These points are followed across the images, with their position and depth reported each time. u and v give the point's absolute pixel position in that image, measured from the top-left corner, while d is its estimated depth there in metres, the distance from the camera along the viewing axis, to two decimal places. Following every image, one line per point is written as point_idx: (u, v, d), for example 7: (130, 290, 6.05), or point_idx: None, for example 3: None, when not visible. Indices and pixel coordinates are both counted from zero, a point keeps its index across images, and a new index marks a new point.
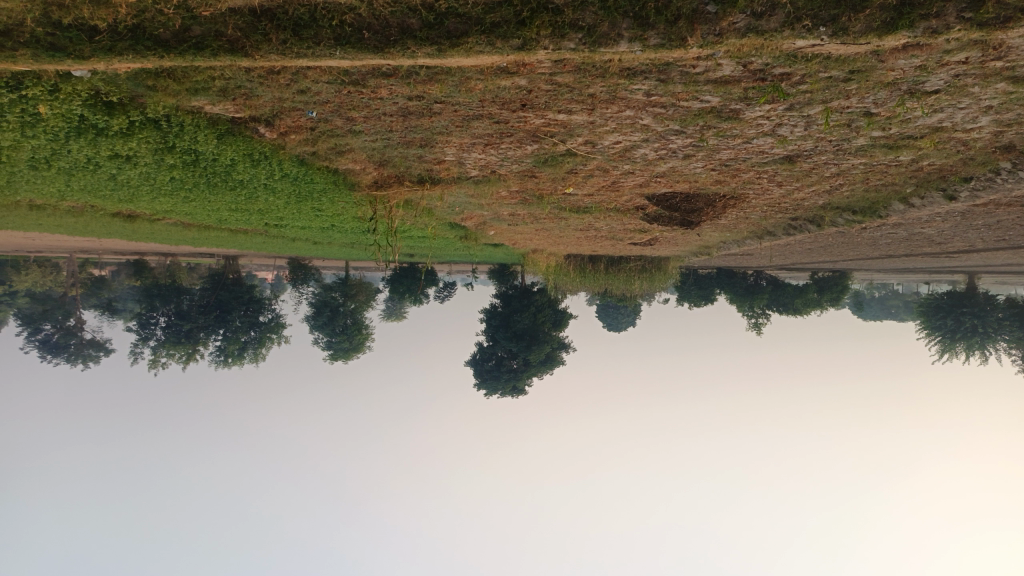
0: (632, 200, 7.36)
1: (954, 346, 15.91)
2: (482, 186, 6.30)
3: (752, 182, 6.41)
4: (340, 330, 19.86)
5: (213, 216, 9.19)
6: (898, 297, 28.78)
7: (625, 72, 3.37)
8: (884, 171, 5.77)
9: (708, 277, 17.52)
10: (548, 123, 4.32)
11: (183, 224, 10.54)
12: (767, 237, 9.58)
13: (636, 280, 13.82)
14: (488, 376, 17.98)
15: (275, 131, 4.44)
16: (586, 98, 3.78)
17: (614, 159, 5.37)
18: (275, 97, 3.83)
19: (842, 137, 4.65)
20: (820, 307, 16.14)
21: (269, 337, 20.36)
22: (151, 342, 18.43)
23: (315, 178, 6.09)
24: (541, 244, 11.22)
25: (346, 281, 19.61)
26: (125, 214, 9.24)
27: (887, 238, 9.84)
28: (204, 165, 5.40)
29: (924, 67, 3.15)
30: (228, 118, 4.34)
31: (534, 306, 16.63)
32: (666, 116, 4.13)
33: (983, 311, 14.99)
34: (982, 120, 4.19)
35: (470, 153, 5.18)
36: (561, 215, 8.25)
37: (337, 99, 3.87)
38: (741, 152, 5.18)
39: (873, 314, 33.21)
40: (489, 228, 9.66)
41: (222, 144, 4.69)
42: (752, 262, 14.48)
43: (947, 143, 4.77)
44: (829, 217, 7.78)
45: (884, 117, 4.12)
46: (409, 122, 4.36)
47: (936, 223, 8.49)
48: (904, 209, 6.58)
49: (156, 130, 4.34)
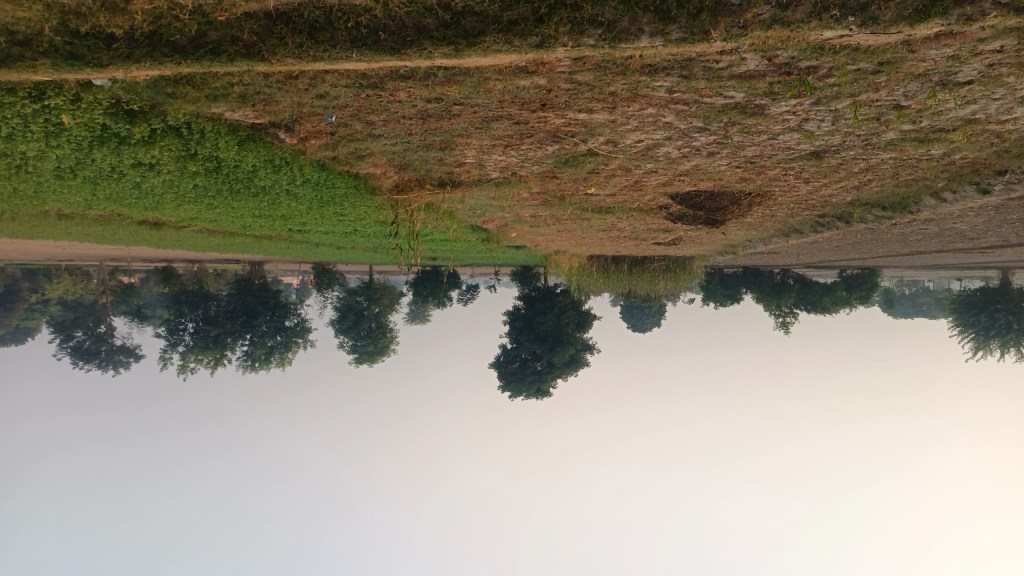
0: (655, 199, 7.28)
1: (988, 344, 15.54)
2: (503, 188, 6.26)
3: (778, 179, 6.29)
4: (365, 334, 19.96)
5: (237, 222, 9.25)
6: (929, 294, 28.23)
7: (646, 69, 3.31)
8: (914, 165, 5.63)
9: (734, 276, 17.29)
10: (568, 123, 4.27)
11: (208, 231, 10.63)
12: (793, 235, 9.43)
13: (660, 280, 13.69)
14: (512, 378, 17.92)
15: (295, 136, 4.44)
16: (607, 97, 3.72)
17: (636, 158, 5.30)
18: (294, 102, 3.82)
19: (871, 131, 4.54)
20: (849, 305, 15.87)
21: (295, 341, 20.49)
22: (180, 347, 18.66)
23: (336, 183, 6.10)
24: (563, 245, 11.16)
25: (370, 285, 19.69)
26: (151, 222, 9.33)
27: (917, 234, 9.63)
28: (226, 171, 5.43)
29: (957, 57, 3.04)
30: (248, 124, 4.35)
31: (557, 308, 16.55)
32: (689, 113, 4.06)
33: (1018, 307, 14.63)
34: (1018, 111, 4.05)
35: (491, 154, 5.14)
36: (584, 216, 8.19)
37: (356, 103, 3.85)
38: (766, 148, 5.09)
39: (903, 312, 32.59)
40: (511, 230, 9.61)
41: (243, 150, 4.71)
42: (778, 261, 14.28)
43: (981, 136, 4.63)
44: (858, 214, 7.62)
45: (914, 109, 4.01)
46: (428, 124, 4.33)
47: (969, 218, 8.29)
48: (935, 203, 6.43)
49: (178, 138, 4.37)
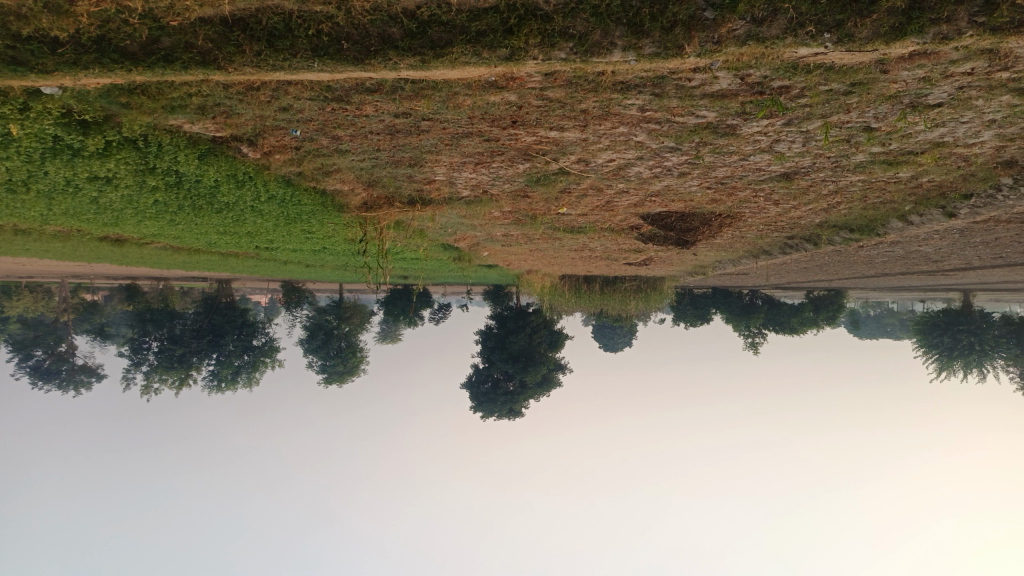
0: (626, 220, 7.25)
1: (951, 365, 15.73)
2: (474, 207, 6.18)
3: (749, 200, 6.30)
4: (334, 353, 19.71)
5: (203, 239, 9.03)
6: (893, 315, 28.71)
7: (618, 86, 3.25)
8: (882, 188, 5.68)
9: (704, 297, 17.38)
10: (539, 141, 4.20)
11: (173, 248, 10.36)
12: (762, 256, 9.47)
13: (631, 300, 13.68)
14: (484, 398, 17.71)
15: (258, 150, 4.32)
16: (578, 115, 3.66)
17: (608, 178, 5.25)
18: (257, 115, 3.71)
19: (840, 153, 4.54)
20: (816, 325, 16.03)
21: (263, 361, 20.08)
22: (143, 367, 18.28)
23: (303, 199, 5.96)
24: (535, 265, 11.10)
25: (340, 304, 19.43)
26: (113, 238, 9.05)
27: (883, 256, 9.75)
28: (187, 186, 5.26)
29: (929, 79, 3.03)
30: (209, 138, 4.21)
31: (529, 327, 16.48)
32: (660, 132, 4.02)
33: (979, 328, 14.96)
34: (984, 135, 4.08)
35: (461, 172, 5.06)
36: (555, 236, 8.13)
37: (322, 116, 3.74)
38: (737, 169, 5.08)
39: (869, 333, 33.14)
40: (482, 249, 9.53)
41: (204, 164, 4.56)
42: (747, 282, 14.35)
43: (949, 159, 4.66)
44: (826, 236, 7.66)
45: (884, 132, 4.01)
46: (397, 140, 4.23)
47: (934, 241, 8.40)
48: (902, 225, 6.48)
49: (135, 151, 4.21)
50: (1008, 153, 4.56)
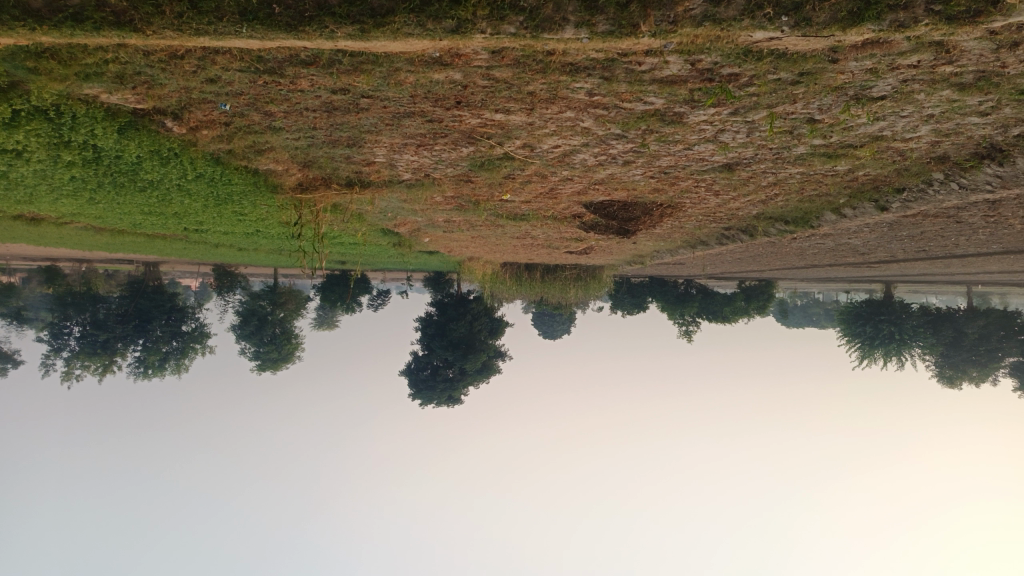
0: (569, 208, 7.19)
1: (873, 353, 16.35)
2: (415, 191, 6.00)
3: (690, 190, 6.32)
4: (268, 340, 19.21)
5: (126, 220, 8.56)
6: (819, 306, 29.80)
7: (567, 68, 3.14)
8: (819, 181, 5.77)
9: (641, 286, 17.60)
10: (484, 123, 4.07)
11: (94, 228, 9.80)
12: (700, 247, 9.59)
13: (571, 289, 13.71)
14: (423, 386, 17.49)
15: (184, 124, 4.05)
16: (525, 97, 3.54)
17: (552, 165, 5.16)
18: (182, 87, 3.46)
19: (783, 145, 4.56)
20: (748, 315, 16.43)
21: (192, 347, 19.49)
22: (63, 353, 17.36)
23: (233, 179, 5.66)
24: (477, 252, 10.97)
25: (275, 289, 18.84)
26: (28, 217, 8.49)
27: (814, 248, 10.01)
28: (106, 162, 4.92)
29: (876, 70, 3.03)
30: (130, 110, 3.92)
31: (470, 314, 16.38)
32: (607, 118, 3.94)
33: (899, 317, 15.52)
34: (921, 130, 4.15)
35: (402, 154, 4.89)
36: (498, 223, 8.01)
37: (253, 90, 3.52)
38: (681, 159, 5.06)
39: (797, 322, 34.21)
40: (423, 235, 9.35)
41: (124, 138, 4.26)
42: (684, 271, 14.56)
43: (885, 153, 4.75)
44: (763, 228, 7.77)
45: (827, 124, 4.03)
46: (334, 118, 4.04)
47: (864, 234, 8.65)
48: (836, 218, 6.61)
49: (47, 121, 3.88)
50: (942, 149, 4.67)
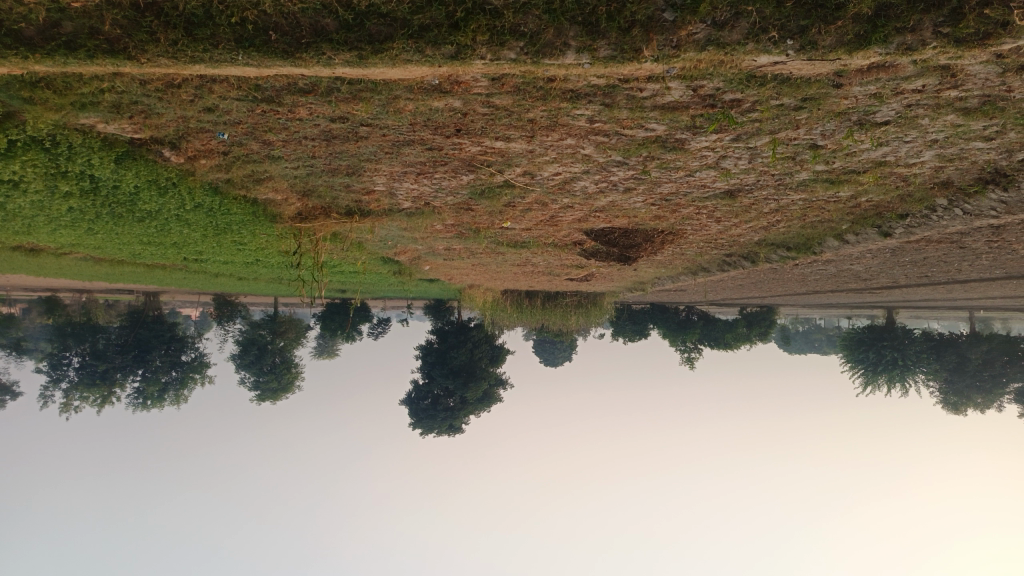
0: (570, 235, 7.15)
1: (876, 379, 16.17)
2: (415, 219, 5.97)
3: (691, 217, 6.28)
4: (268, 369, 19.08)
5: (125, 250, 8.52)
6: (821, 332, 29.66)
7: (568, 95, 3.11)
8: (822, 207, 5.74)
9: (642, 312, 17.48)
10: (484, 151, 4.04)
11: (93, 259, 9.76)
12: (701, 274, 9.53)
13: (572, 316, 13.63)
14: (423, 415, 17.32)
15: (182, 154, 4.03)
16: (525, 124, 3.51)
17: (552, 192, 5.13)
18: (179, 116, 3.43)
19: (785, 171, 4.53)
20: (750, 341, 16.34)
21: (192, 378, 19.36)
22: (62, 383, 17.35)
23: (232, 209, 5.64)
24: (477, 279, 10.92)
25: (275, 317, 18.76)
26: (28, 247, 8.45)
27: (816, 274, 9.96)
28: (104, 192, 4.89)
29: (880, 95, 3.00)
30: (127, 139, 3.88)
31: (470, 342, 16.29)
32: (609, 145, 3.90)
33: (902, 344, 15.45)
34: (926, 155, 4.11)
35: (402, 183, 4.86)
36: (498, 251, 7.97)
37: (252, 119, 3.49)
38: (682, 186, 5.02)
39: (799, 348, 33.99)
40: (423, 263, 9.30)
41: (121, 168, 4.22)
42: (685, 298, 14.47)
43: (888, 179, 4.72)
44: (764, 254, 7.72)
45: (830, 150, 4.00)
46: (333, 147, 4.00)
47: (866, 260, 8.61)
48: (838, 244, 6.56)
49: (43, 152, 3.84)
50: (946, 174, 4.64)
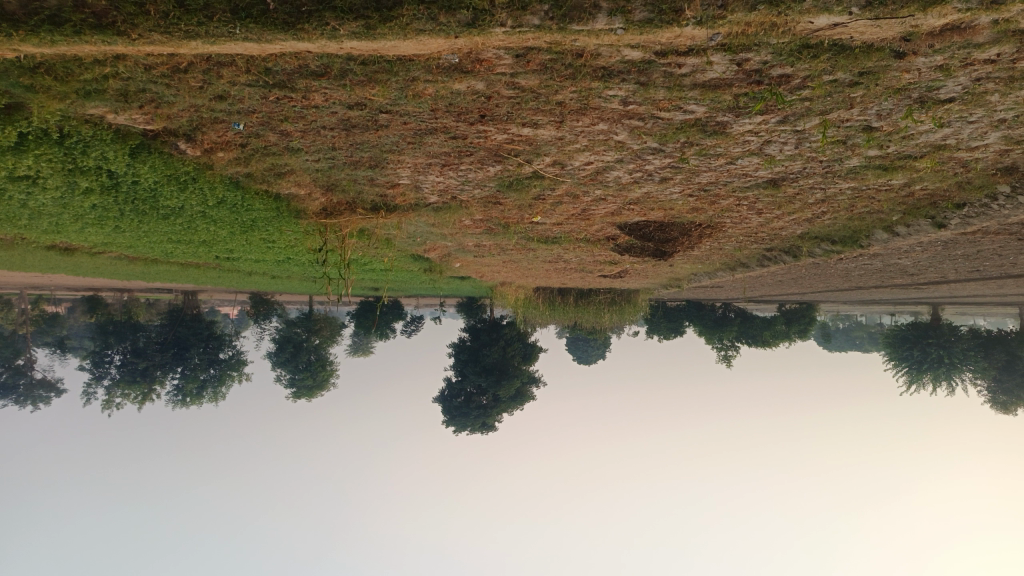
0: (603, 230, 6.90)
1: (921, 378, 15.53)
2: (442, 214, 5.77)
3: (731, 209, 5.98)
4: (303, 367, 19.14)
5: (157, 249, 8.50)
6: (863, 328, 28.91)
7: (599, 73, 2.88)
8: (872, 197, 5.38)
9: (677, 309, 17.07)
10: (511, 139, 3.82)
11: (128, 257, 9.79)
12: (740, 269, 9.18)
13: (606, 313, 13.34)
14: (456, 413, 17.20)
15: (197, 146, 3.89)
16: (554, 108, 3.28)
17: (584, 184, 4.89)
18: (190, 104, 3.29)
19: (835, 157, 4.22)
20: (788, 339, 15.89)
21: (229, 374, 19.61)
22: (104, 381, 17.56)
23: (255, 204, 5.50)
24: (509, 277, 10.71)
25: (310, 316, 18.76)
26: (62, 246, 8.48)
27: (860, 269, 9.53)
28: (125, 188, 4.79)
29: (946, 67, 2.71)
30: (140, 131, 3.76)
31: (503, 340, 16.10)
32: (644, 130, 3.65)
33: (948, 341, 14.87)
34: (990, 137, 3.78)
35: (427, 175, 4.66)
36: (529, 246, 7.74)
37: (265, 108, 3.33)
38: (722, 175, 4.74)
39: (839, 346, 33.15)
40: (454, 261, 9.14)
41: (136, 161, 4.11)
42: (722, 295, 14.06)
43: (947, 164, 4.37)
44: (807, 248, 7.36)
45: (885, 132, 3.69)
46: (354, 137, 3.82)
47: (915, 254, 8.17)
48: (887, 237, 6.20)
49: (56, 146, 3.74)
50: (1010, 158, 4.29)
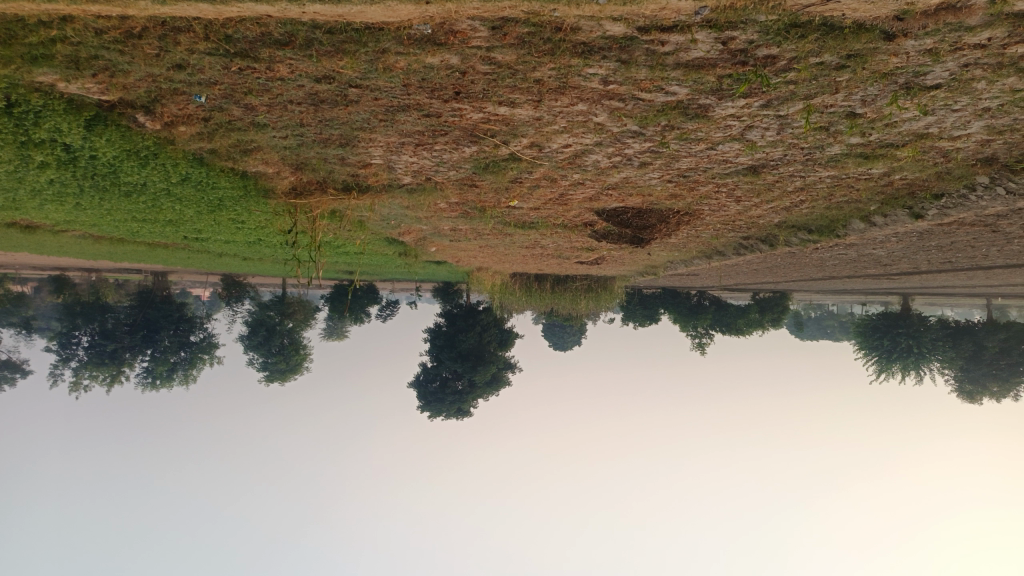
0: (581, 215, 6.80)
1: (890, 367, 15.78)
2: (416, 196, 5.61)
3: (709, 196, 5.91)
4: (276, 350, 18.91)
5: (123, 228, 8.25)
6: (833, 318, 29.29)
7: (579, 49, 2.76)
8: (851, 185, 5.33)
9: (653, 297, 17.02)
10: (487, 119, 3.68)
11: (93, 236, 9.49)
12: (716, 258, 9.14)
13: (582, 300, 13.29)
14: (431, 398, 17.10)
15: (157, 120, 3.72)
16: (531, 86, 3.15)
17: (562, 167, 4.77)
18: (147, 74, 3.12)
19: (817, 144, 4.14)
20: (762, 327, 16.04)
21: (200, 357, 19.36)
22: (72, 362, 17.20)
23: (221, 182, 5.31)
24: (485, 262, 10.58)
25: (284, 299, 18.29)
26: (23, 223, 8.19)
27: (834, 259, 9.55)
28: (83, 163, 4.59)
29: (936, 51, 2.63)
30: (95, 101, 3.58)
31: (479, 326, 15.97)
32: (624, 112, 3.54)
33: (918, 332, 14.92)
34: (973, 126, 3.72)
35: (400, 155, 4.51)
36: (506, 232, 7.63)
37: (228, 79, 3.16)
38: (702, 161, 4.65)
39: (810, 335, 33.58)
40: (430, 245, 8.99)
41: (92, 134, 3.92)
42: (698, 283, 14.05)
43: (928, 154, 4.32)
44: (783, 237, 7.33)
45: (868, 119, 3.61)
46: (323, 113, 3.66)
47: (889, 244, 8.19)
48: (864, 227, 6.17)
49: (6, 116, 3.55)
50: (991, 149, 4.24)
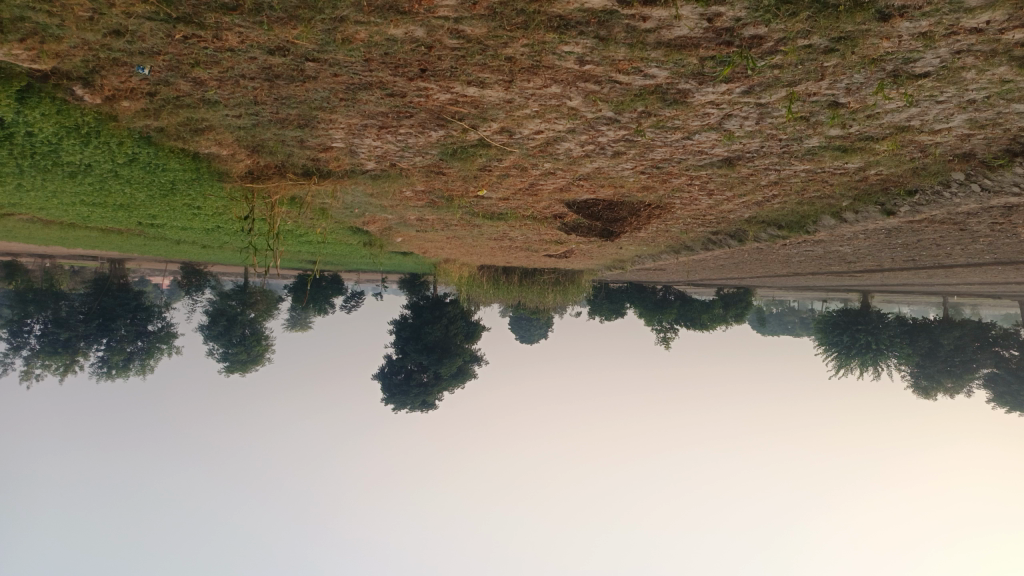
0: (551, 207, 6.63)
1: (849, 362, 15.77)
2: (380, 183, 5.37)
3: (682, 189, 5.76)
4: (237, 341, 18.46)
5: (73, 212, 7.84)
6: (794, 313, 29.81)
7: (556, 23, 2.58)
8: (825, 180, 5.23)
9: (619, 291, 16.99)
10: (455, 100, 3.47)
11: (42, 221, 9.04)
12: (684, 253, 9.04)
13: (550, 293, 13.14)
14: (396, 390, 16.87)
15: (98, 93, 3.43)
16: (502, 64, 2.95)
17: (533, 155, 4.57)
18: (82, 41, 2.85)
19: (795, 135, 4.02)
20: (725, 322, 15.99)
21: (158, 347, 18.82)
22: (24, 351, 16.55)
23: (171, 163, 5.01)
24: (453, 254, 10.36)
25: (245, 288, 17.83)
26: None
27: (801, 255, 9.53)
28: (19, 139, 4.27)
29: (929, 35, 2.51)
30: (27, 70, 3.30)
31: (446, 318, 15.72)
32: (600, 96, 3.36)
33: (875, 327, 15.07)
34: (955, 119, 3.62)
35: (362, 138, 4.27)
36: (474, 222, 7.42)
37: (173, 49, 2.91)
38: (677, 151, 4.50)
39: (772, 331, 34.05)
40: (395, 235, 8.74)
41: (25, 107, 3.63)
42: (665, 277, 14.00)
43: (906, 148, 4.22)
44: (753, 232, 7.23)
45: (850, 110, 3.49)
46: (278, 90, 3.41)
47: (857, 241, 8.16)
48: (835, 223, 6.09)
49: None
50: (970, 144, 4.16)
